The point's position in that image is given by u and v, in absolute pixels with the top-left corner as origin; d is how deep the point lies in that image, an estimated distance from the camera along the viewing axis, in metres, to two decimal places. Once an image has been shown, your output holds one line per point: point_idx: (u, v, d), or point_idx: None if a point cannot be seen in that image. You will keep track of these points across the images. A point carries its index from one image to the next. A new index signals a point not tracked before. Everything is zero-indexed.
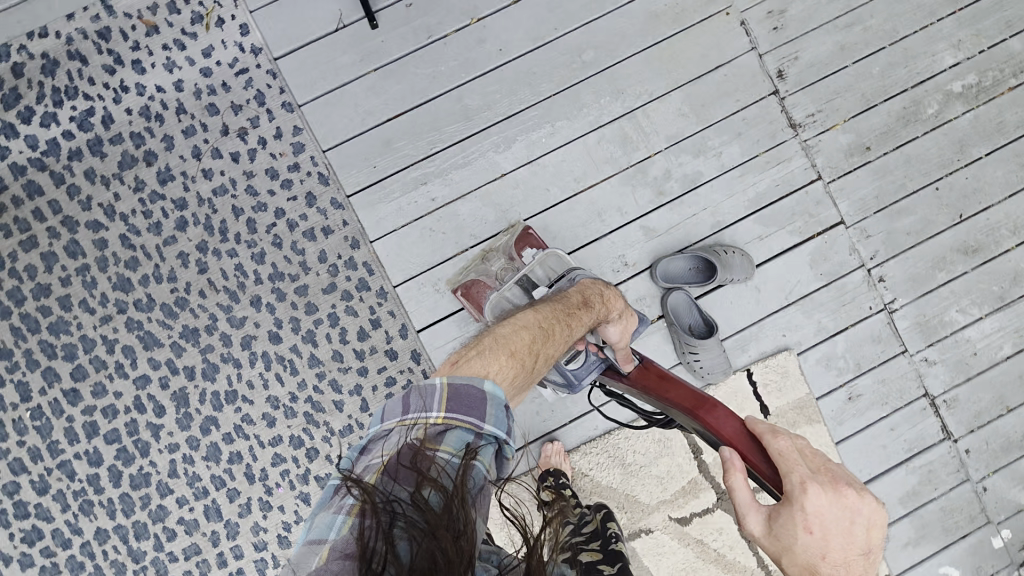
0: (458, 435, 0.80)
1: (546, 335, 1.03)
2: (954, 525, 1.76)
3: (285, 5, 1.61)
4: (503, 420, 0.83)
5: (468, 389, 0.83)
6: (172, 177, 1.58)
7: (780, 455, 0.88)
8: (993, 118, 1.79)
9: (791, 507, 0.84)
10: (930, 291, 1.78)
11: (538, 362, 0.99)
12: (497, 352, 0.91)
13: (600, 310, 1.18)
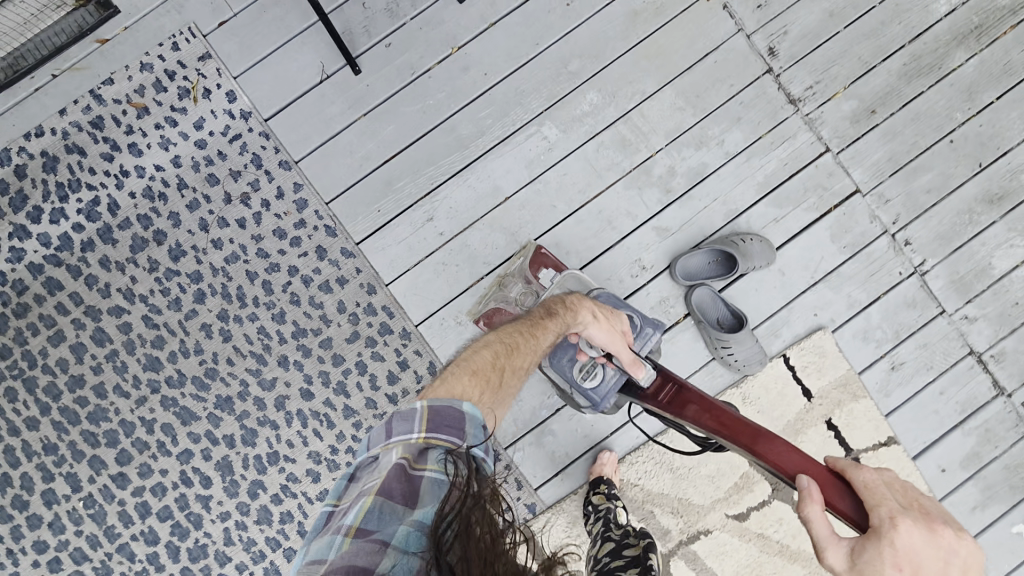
0: (440, 459, 0.77)
1: (510, 351, 1.02)
2: (1021, 481, 1.70)
3: (266, 65, 1.62)
4: (481, 439, 0.81)
5: (445, 409, 0.81)
6: (184, 252, 1.60)
7: (866, 487, 0.85)
8: (998, 60, 1.73)
9: (879, 541, 0.80)
10: (960, 247, 1.72)
11: (508, 375, 0.97)
12: (458, 375, 0.89)
13: (566, 317, 1.18)
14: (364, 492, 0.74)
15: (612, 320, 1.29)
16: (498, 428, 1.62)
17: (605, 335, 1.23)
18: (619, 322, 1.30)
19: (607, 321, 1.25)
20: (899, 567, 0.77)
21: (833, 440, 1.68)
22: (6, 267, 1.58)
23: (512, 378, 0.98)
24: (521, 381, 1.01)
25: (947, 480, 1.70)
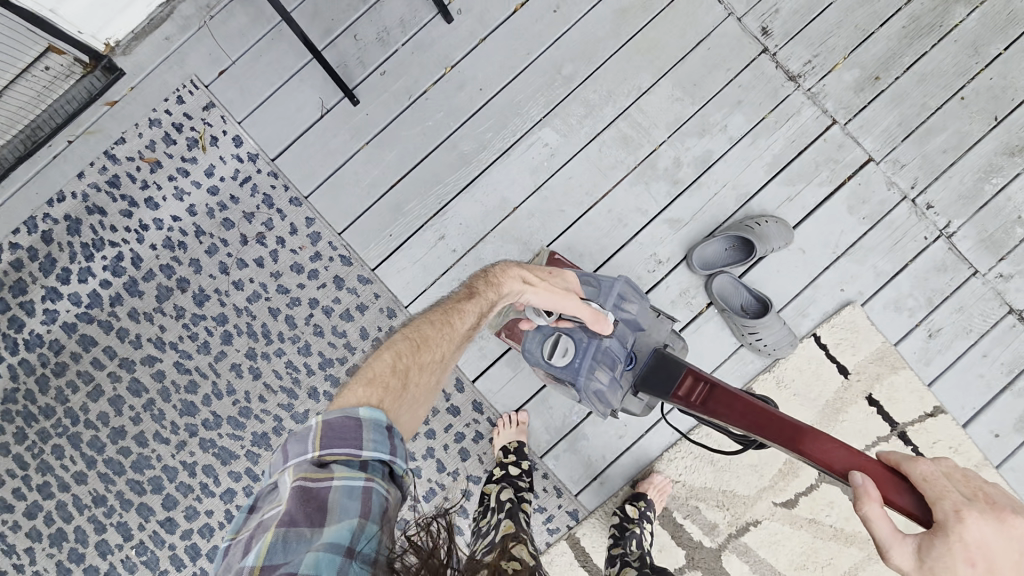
0: (345, 471, 0.78)
1: (419, 345, 1.00)
2: None
3: (268, 107, 1.66)
4: (384, 442, 0.82)
5: (341, 422, 0.80)
6: (207, 296, 1.64)
7: (924, 482, 0.79)
8: (1002, 11, 1.68)
9: (947, 539, 0.76)
10: (985, 204, 1.67)
11: (414, 372, 0.95)
12: (353, 385, 0.88)
13: (492, 296, 1.14)
14: (264, 524, 0.74)
15: (553, 281, 1.26)
16: (531, 438, 1.61)
17: (551, 297, 1.20)
18: (561, 279, 1.30)
19: (552, 286, 1.22)
20: (971, 561, 0.74)
21: (877, 416, 1.63)
22: (42, 329, 1.63)
23: (419, 374, 0.96)
24: (433, 374, 0.99)
25: (1003, 446, 1.63)
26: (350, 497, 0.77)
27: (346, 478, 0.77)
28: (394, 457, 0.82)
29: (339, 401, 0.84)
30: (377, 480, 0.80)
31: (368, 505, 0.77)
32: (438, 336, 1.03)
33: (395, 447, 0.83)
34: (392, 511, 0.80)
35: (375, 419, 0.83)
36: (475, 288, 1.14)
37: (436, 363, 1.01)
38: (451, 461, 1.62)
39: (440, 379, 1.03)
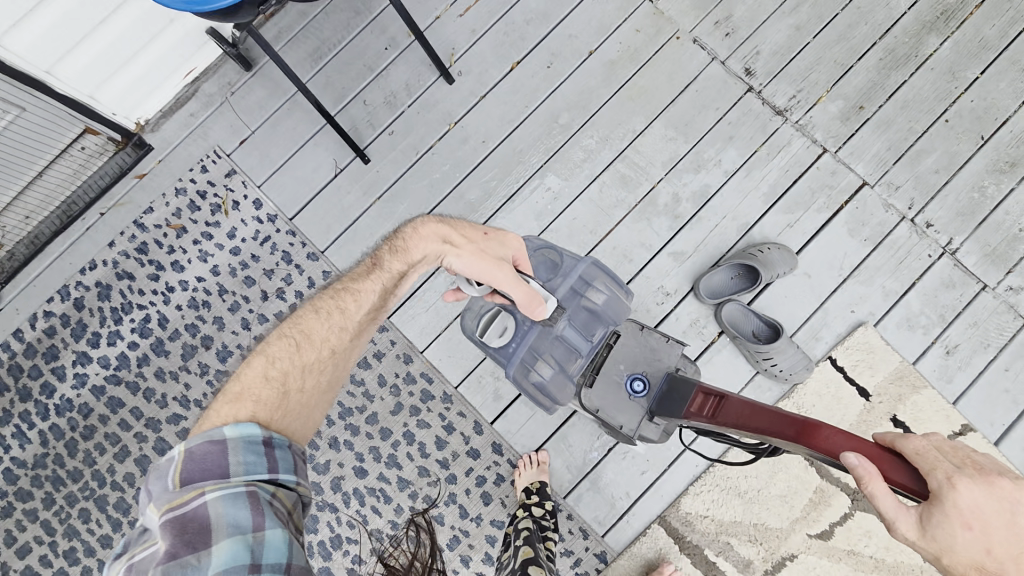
0: (218, 486, 0.78)
1: (300, 345, 0.97)
2: None
3: (285, 170, 1.77)
4: (260, 458, 0.81)
5: (204, 446, 0.79)
6: (230, 352, 1.69)
7: (916, 455, 0.71)
8: (973, 39, 1.77)
9: (942, 509, 0.69)
10: (985, 219, 1.70)
11: (298, 375, 0.94)
12: (227, 401, 0.86)
13: (384, 275, 1.08)
14: (138, 561, 0.73)
15: (485, 245, 1.10)
16: (553, 478, 1.60)
17: (474, 262, 1.06)
18: (506, 248, 1.13)
19: (479, 246, 1.09)
20: (969, 527, 0.69)
21: None
22: (72, 394, 1.68)
23: (308, 376, 0.95)
24: (325, 369, 0.98)
25: None
26: (240, 508, 0.77)
27: (222, 492, 0.77)
28: (276, 459, 0.83)
29: (201, 427, 0.83)
30: (264, 486, 0.81)
31: (262, 510, 0.78)
32: (319, 329, 1.00)
33: (276, 460, 0.83)
34: (287, 512, 0.82)
35: (247, 436, 0.82)
36: (376, 263, 1.10)
37: (330, 360, 0.99)
38: (474, 506, 1.61)
39: (342, 369, 1.02)
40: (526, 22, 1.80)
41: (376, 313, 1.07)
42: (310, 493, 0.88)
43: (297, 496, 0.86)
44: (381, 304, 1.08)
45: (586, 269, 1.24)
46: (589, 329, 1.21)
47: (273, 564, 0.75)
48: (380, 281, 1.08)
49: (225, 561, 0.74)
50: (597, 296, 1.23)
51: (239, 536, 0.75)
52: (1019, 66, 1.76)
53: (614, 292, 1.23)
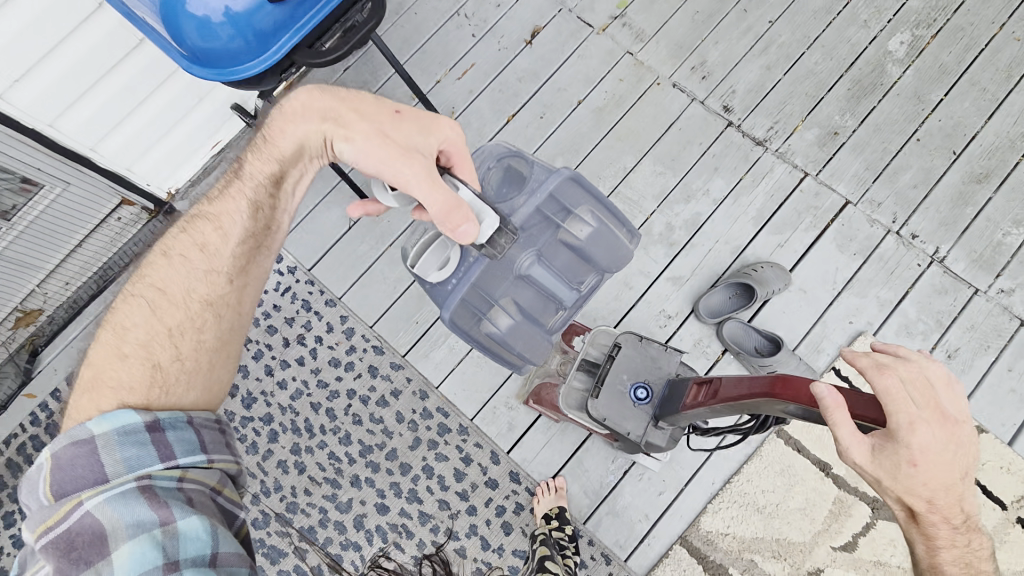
0: (99, 491, 0.65)
1: (158, 304, 0.80)
2: None
3: (304, 225, 1.91)
4: (144, 451, 0.68)
5: (68, 452, 0.66)
6: (254, 398, 1.76)
7: (886, 394, 0.80)
8: (932, 66, 1.92)
9: (897, 446, 0.82)
10: (967, 228, 1.78)
11: (172, 326, 0.79)
12: (94, 391, 0.72)
13: (258, 194, 0.93)
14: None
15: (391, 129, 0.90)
16: (571, 503, 1.62)
17: (373, 154, 0.89)
18: (415, 137, 0.90)
19: (379, 141, 0.89)
20: (913, 462, 0.83)
21: None
22: None
23: (187, 331, 0.79)
24: (207, 303, 0.82)
25: None
26: (138, 507, 0.65)
27: (107, 495, 0.65)
28: (170, 442, 0.70)
29: (65, 427, 0.70)
30: (163, 475, 0.68)
31: (165, 502, 0.67)
32: (175, 280, 0.82)
33: (168, 446, 0.69)
34: (204, 497, 0.71)
35: (124, 424, 0.68)
36: (238, 171, 0.94)
37: (211, 305, 0.83)
38: (495, 536, 1.63)
39: (247, 292, 0.87)
40: (518, 80, 1.98)
41: (257, 235, 0.90)
42: (238, 464, 0.77)
43: (222, 475, 0.74)
44: (266, 225, 0.92)
45: (569, 194, 1.10)
46: (560, 272, 1.20)
47: (194, 557, 0.65)
48: (247, 202, 0.91)
49: (133, 568, 0.63)
50: (581, 227, 1.17)
51: (143, 536, 0.64)
52: (979, 87, 1.89)
53: (602, 223, 1.19)
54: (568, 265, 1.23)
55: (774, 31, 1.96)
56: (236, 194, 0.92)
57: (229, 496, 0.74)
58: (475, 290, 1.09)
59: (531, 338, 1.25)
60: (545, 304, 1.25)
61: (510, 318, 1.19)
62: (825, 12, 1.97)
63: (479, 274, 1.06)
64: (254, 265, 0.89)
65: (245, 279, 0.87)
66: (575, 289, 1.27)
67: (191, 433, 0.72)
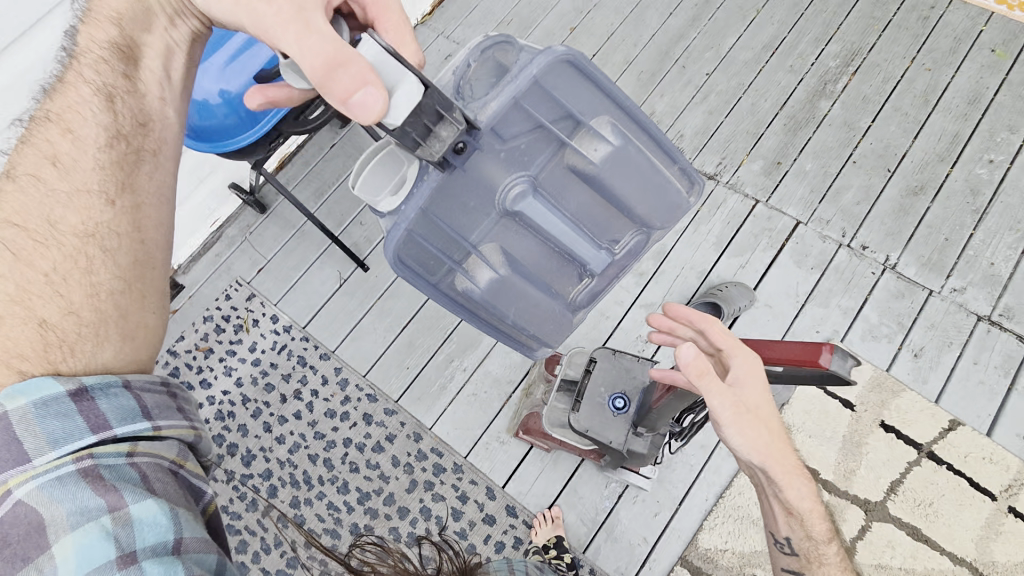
0: (26, 477, 0.53)
1: (22, 246, 0.62)
2: None
3: (297, 287, 2.04)
4: (72, 424, 0.54)
5: None
6: (254, 455, 1.82)
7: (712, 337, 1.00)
8: (857, 97, 2.10)
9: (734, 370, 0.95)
10: (913, 235, 1.90)
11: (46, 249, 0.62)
12: None
13: (106, 75, 0.75)
14: None
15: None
16: (569, 532, 1.65)
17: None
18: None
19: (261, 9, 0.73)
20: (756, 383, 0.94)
21: (899, 442, 1.65)
22: None
23: (59, 243, 0.63)
24: (93, 220, 0.66)
25: None
26: (82, 492, 0.53)
27: (37, 481, 0.53)
28: (101, 411, 0.56)
29: None
30: (107, 451, 0.56)
31: (113, 484, 0.54)
32: (34, 208, 0.64)
33: (102, 417, 0.56)
34: (163, 473, 0.59)
35: (30, 390, 0.54)
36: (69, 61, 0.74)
37: (89, 237, 0.65)
38: None
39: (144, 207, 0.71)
40: None
41: (126, 130, 0.73)
42: (196, 430, 0.65)
43: (183, 447, 0.63)
44: (141, 120, 0.75)
45: (581, 99, 0.83)
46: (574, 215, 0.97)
47: (155, 545, 0.54)
48: (91, 86, 0.73)
49: (80, 564, 0.51)
50: (596, 144, 0.89)
51: (91, 526, 0.53)
52: (905, 112, 2.05)
53: (625, 142, 0.90)
54: (586, 207, 0.97)
55: (711, 81, 2.19)
56: (74, 79, 0.73)
57: (192, 470, 0.63)
58: (445, 225, 0.85)
59: (523, 299, 1.00)
60: (550, 259, 1.01)
61: (493, 269, 0.94)
62: (755, 61, 2.20)
63: (445, 200, 0.82)
64: (137, 173, 0.71)
65: (136, 197, 0.70)
66: (595, 243, 1.01)
67: (128, 400, 0.59)
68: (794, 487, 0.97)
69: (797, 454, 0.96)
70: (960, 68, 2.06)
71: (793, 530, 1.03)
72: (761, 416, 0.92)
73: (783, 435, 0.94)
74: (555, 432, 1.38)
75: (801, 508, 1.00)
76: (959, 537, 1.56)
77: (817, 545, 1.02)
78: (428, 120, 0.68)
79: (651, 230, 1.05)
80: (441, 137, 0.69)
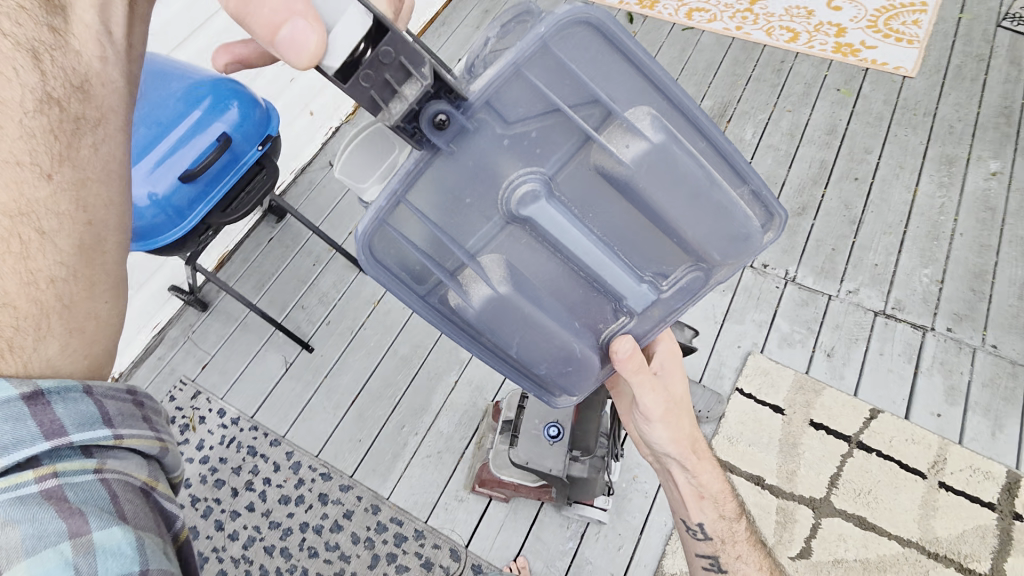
0: None
1: None
2: (1004, 391, 1.81)
3: (243, 377, 2.06)
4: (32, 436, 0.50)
5: None
6: (206, 557, 1.74)
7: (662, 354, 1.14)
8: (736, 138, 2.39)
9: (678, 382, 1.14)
10: (806, 248, 2.11)
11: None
12: None
13: (27, 27, 0.60)
14: None
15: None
16: None
17: None
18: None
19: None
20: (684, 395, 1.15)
21: (830, 437, 1.76)
22: None
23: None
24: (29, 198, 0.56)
25: (950, 423, 1.77)
26: (42, 514, 0.49)
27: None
28: (58, 416, 0.52)
29: None
30: (71, 469, 0.53)
31: (79, 507, 0.52)
32: None
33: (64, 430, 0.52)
34: (128, 494, 0.56)
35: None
36: None
37: (23, 215, 0.56)
38: None
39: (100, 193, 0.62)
40: None
41: (59, 95, 0.60)
42: (160, 444, 0.62)
43: (154, 467, 0.61)
44: (77, 82, 0.62)
45: (616, 84, 0.72)
46: (603, 224, 0.82)
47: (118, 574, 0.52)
48: (9, 39, 0.58)
49: None
50: (630, 139, 0.75)
51: (49, 553, 0.49)
52: (776, 147, 2.34)
53: (668, 139, 0.76)
54: (623, 225, 0.82)
55: None
56: None
57: (163, 492, 0.61)
58: (433, 221, 0.75)
59: (530, 326, 0.85)
60: (573, 283, 0.86)
61: (493, 285, 0.80)
62: None
63: (428, 183, 0.72)
64: (78, 146, 0.60)
65: (78, 172, 0.60)
66: (632, 271, 0.85)
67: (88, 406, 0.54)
68: (701, 468, 1.20)
69: (701, 440, 1.21)
70: (816, 105, 2.39)
71: (706, 514, 1.22)
72: (678, 407, 1.14)
73: (690, 423, 1.18)
74: (501, 473, 1.45)
75: (711, 490, 1.21)
76: (901, 519, 1.64)
77: (725, 523, 1.23)
78: (391, 75, 0.59)
79: (710, 267, 0.87)
80: (404, 96, 0.60)
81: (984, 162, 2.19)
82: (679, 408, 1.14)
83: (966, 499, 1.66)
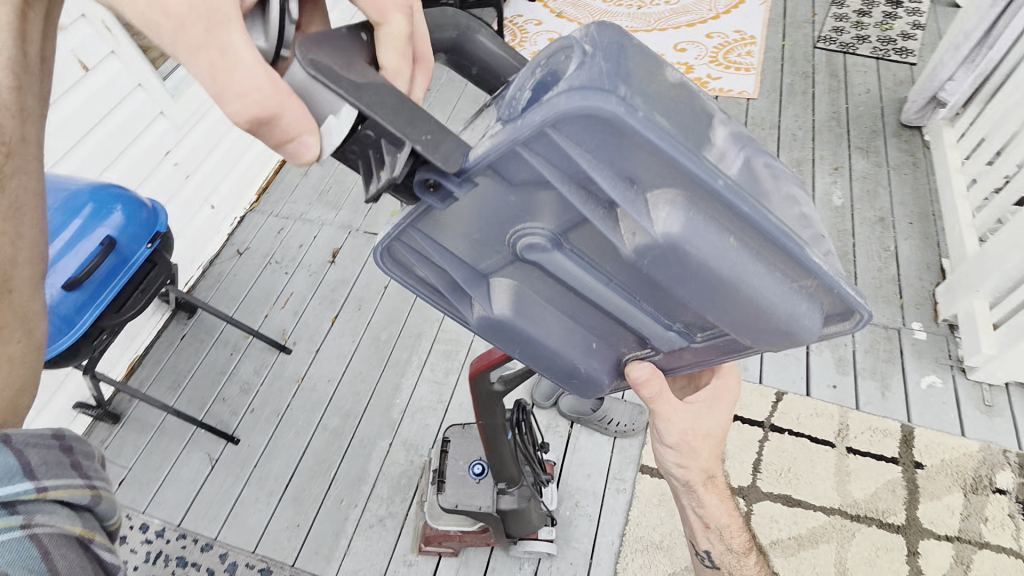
0: None
1: None
2: (885, 354, 2.00)
3: (165, 485, 1.96)
4: None
5: None
6: None
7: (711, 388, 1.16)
8: None
9: (705, 420, 1.15)
10: None
11: None
12: None
13: None
14: None
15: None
16: None
17: None
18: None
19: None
20: (706, 435, 1.16)
21: (746, 425, 1.88)
22: None
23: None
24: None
25: (845, 391, 1.94)
26: None
27: None
28: None
29: None
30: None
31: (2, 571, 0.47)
32: None
33: None
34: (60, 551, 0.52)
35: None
36: None
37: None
38: None
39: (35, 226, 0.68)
40: (332, 291, 2.48)
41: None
42: (97, 490, 0.57)
43: (87, 518, 0.57)
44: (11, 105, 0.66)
45: (645, 165, 0.60)
46: (627, 282, 0.77)
47: None
48: None
49: None
50: (640, 230, 0.67)
51: None
52: None
53: (699, 241, 0.65)
54: (650, 285, 0.76)
55: None
56: None
57: (102, 542, 0.57)
58: (442, 247, 0.78)
59: (529, 341, 0.88)
60: (596, 313, 0.86)
61: (491, 306, 0.84)
62: None
63: (435, 222, 0.74)
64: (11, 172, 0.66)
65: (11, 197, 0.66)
66: (661, 319, 0.82)
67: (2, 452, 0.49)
68: (714, 501, 1.23)
69: (713, 477, 1.22)
70: None
71: (711, 543, 1.25)
72: (699, 443, 1.15)
73: (710, 459, 1.19)
74: (438, 523, 1.51)
75: (722, 522, 1.23)
76: (822, 490, 1.76)
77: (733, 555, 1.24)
78: (372, 156, 0.60)
79: (743, 342, 0.81)
80: (379, 177, 0.61)
81: (827, 160, 2.51)
82: (699, 443, 1.15)
83: (874, 458, 1.80)
